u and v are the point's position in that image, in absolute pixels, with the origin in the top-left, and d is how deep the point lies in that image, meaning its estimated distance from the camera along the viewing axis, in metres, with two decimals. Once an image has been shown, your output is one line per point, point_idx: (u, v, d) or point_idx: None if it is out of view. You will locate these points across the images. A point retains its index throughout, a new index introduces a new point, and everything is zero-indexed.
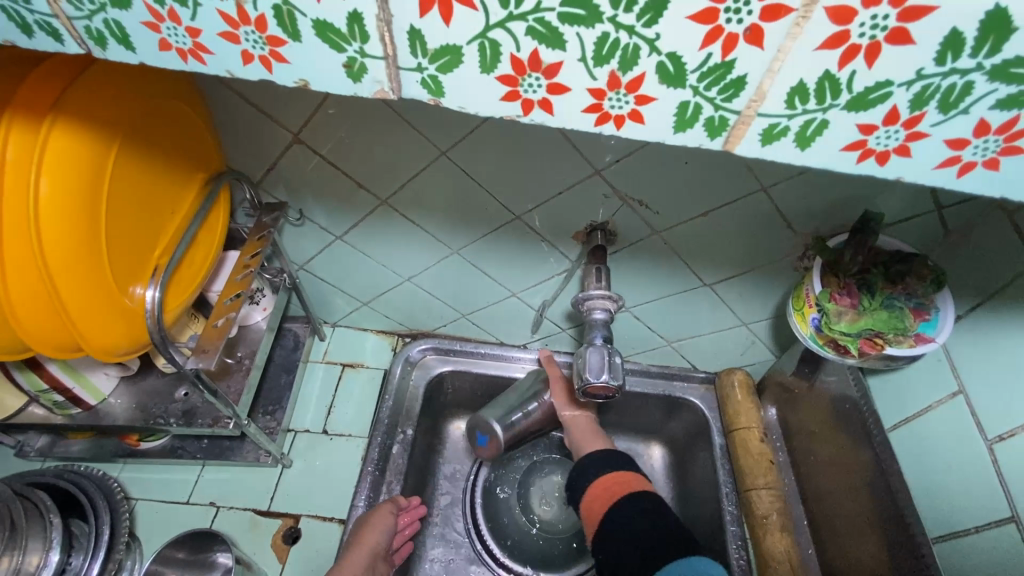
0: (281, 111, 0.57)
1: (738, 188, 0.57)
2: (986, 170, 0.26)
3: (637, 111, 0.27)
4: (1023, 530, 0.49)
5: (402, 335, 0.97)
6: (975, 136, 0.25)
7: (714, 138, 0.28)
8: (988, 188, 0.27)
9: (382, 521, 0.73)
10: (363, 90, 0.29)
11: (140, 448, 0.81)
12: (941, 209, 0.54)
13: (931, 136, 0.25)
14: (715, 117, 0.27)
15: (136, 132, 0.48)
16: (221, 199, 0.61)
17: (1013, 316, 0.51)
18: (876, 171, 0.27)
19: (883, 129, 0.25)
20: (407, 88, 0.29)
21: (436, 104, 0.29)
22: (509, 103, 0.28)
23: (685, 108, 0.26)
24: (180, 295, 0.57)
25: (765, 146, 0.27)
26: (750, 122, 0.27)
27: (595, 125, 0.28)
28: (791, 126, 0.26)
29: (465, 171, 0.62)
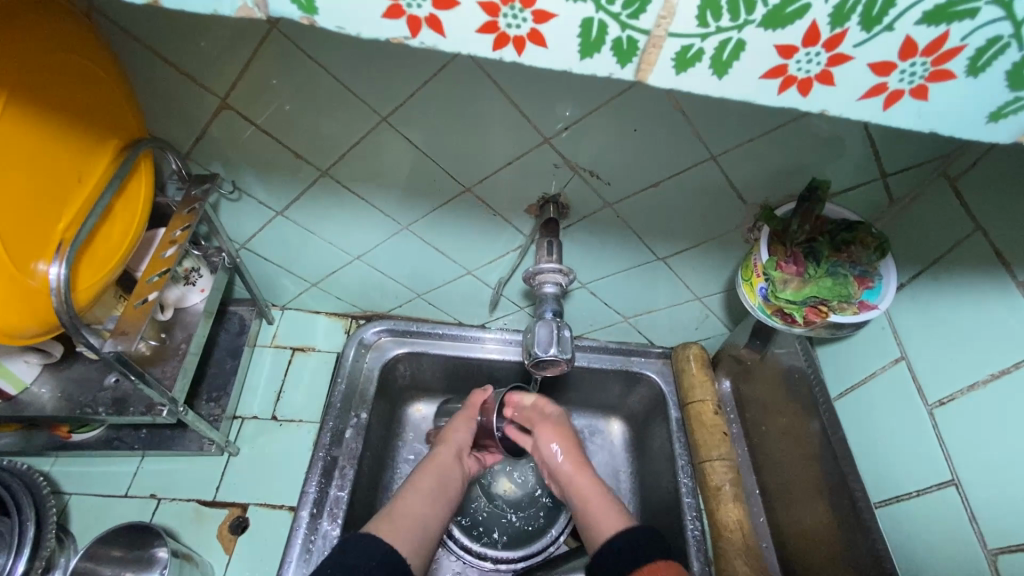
0: (200, 70, 0.52)
1: (688, 156, 0.55)
2: (914, 99, 0.25)
3: (536, 30, 0.25)
4: (961, 492, 0.50)
5: (356, 317, 0.94)
6: (901, 59, 0.24)
7: (624, 66, 0.26)
8: (915, 121, 0.26)
9: (466, 424, 0.79)
10: (223, 4, 0.25)
11: (72, 441, 0.76)
12: (886, 177, 0.54)
13: (855, 59, 0.24)
14: (622, 38, 0.24)
15: (25, 86, 0.43)
16: (140, 167, 0.57)
17: (952, 282, 0.52)
18: (798, 102, 0.26)
19: (803, 52, 0.24)
20: (273, 2, 0.25)
21: (311, 22, 0.25)
22: (394, 22, 0.25)
23: (588, 26, 0.24)
24: (95, 274, 0.53)
25: (679, 74, 0.26)
26: (661, 45, 0.24)
27: (493, 48, 0.26)
28: (705, 49, 0.24)
29: (409, 139, 0.58)
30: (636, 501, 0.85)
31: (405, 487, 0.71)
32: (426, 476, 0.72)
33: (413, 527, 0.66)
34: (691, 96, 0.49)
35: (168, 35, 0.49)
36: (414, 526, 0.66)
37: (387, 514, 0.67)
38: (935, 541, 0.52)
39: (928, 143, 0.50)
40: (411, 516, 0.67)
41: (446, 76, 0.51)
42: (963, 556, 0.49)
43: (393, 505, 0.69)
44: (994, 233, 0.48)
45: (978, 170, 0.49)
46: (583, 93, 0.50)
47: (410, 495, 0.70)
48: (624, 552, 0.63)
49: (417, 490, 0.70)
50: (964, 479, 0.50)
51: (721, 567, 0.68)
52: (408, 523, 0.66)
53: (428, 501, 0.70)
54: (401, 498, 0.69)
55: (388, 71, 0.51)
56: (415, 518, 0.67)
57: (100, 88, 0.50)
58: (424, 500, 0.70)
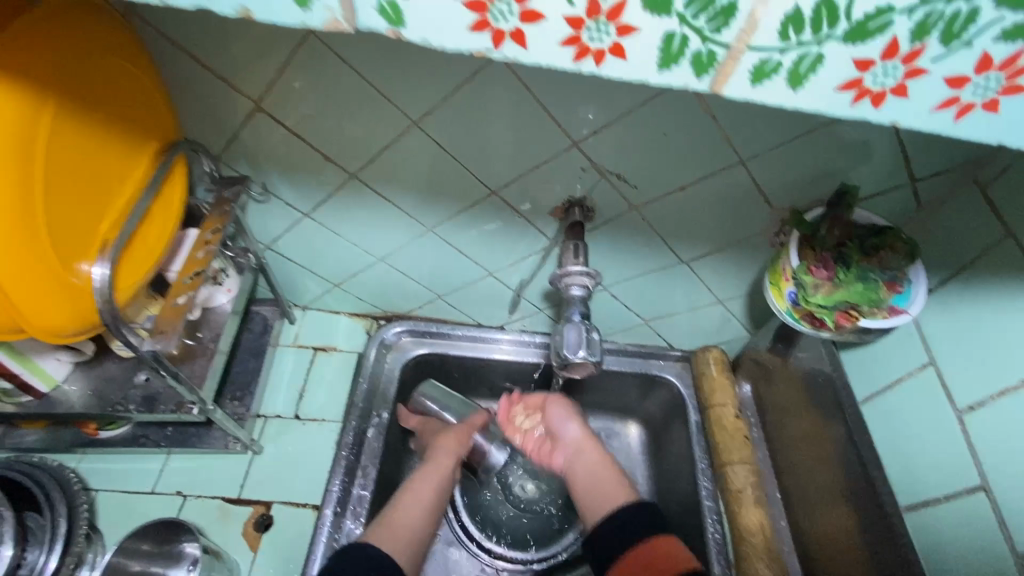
0: (242, 75, 0.53)
1: (716, 160, 0.56)
2: (985, 112, 0.25)
3: (619, 43, 0.25)
4: (991, 498, 0.50)
5: (376, 318, 0.95)
6: (976, 73, 0.24)
7: (701, 78, 0.26)
8: (983, 133, 0.26)
9: (463, 436, 0.79)
10: (312, 18, 0.26)
11: (100, 437, 0.78)
12: (915, 182, 0.55)
13: (931, 73, 0.24)
14: (702, 52, 0.25)
15: (75, 91, 0.44)
16: (176, 170, 0.58)
17: (982, 288, 0.52)
18: (870, 113, 0.26)
19: (880, 65, 0.24)
20: (362, 16, 0.25)
21: (397, 35, 0.26)
22: (479, 34, 0.26)
23: (670, 40, 0.25)
24: (133, 274, 0.54)
25: (755, 86, 0.26)
26: (740, 58, 0.25)
27: (573, 60, 0.26)
28: (783, 62, 0.25)
29: (439, 143, 0.59)
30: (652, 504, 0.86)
31: (405, 494, 0.70)
32: (423, 487, 0.72)
33: (408, 538, 0.66)
34: (722, 101, 0.50)
35: (213, 42, 0.50)
36: (408, 535, 0.66)
37: (386, 521, 0.67)
38: (964, 547, 0.52)
39: (959, 149, 0.50)
40: (409, 528, 0.67)
41: (480, 82, 0.51)
42: (992, 562, 0.49)
43: (389, 511, 0.69)
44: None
45: (1009, 176, 0.49)
46: (613, 98, 0.51)
47: (405, 503, 0.69)
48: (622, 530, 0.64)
49: (413, 499, 0.70)
50: (995, 485, 0.50)
51: (743, 570, 0.68)
52: (402, 533, 0.66)
53: (424, 511, 0.70)
54: (398, 505, 0.69)
55: (423, 76, 0.52)
56: (411, 530, 0.67)
57: (139, 92, 0.51)
58: (423, 514, 0.70)
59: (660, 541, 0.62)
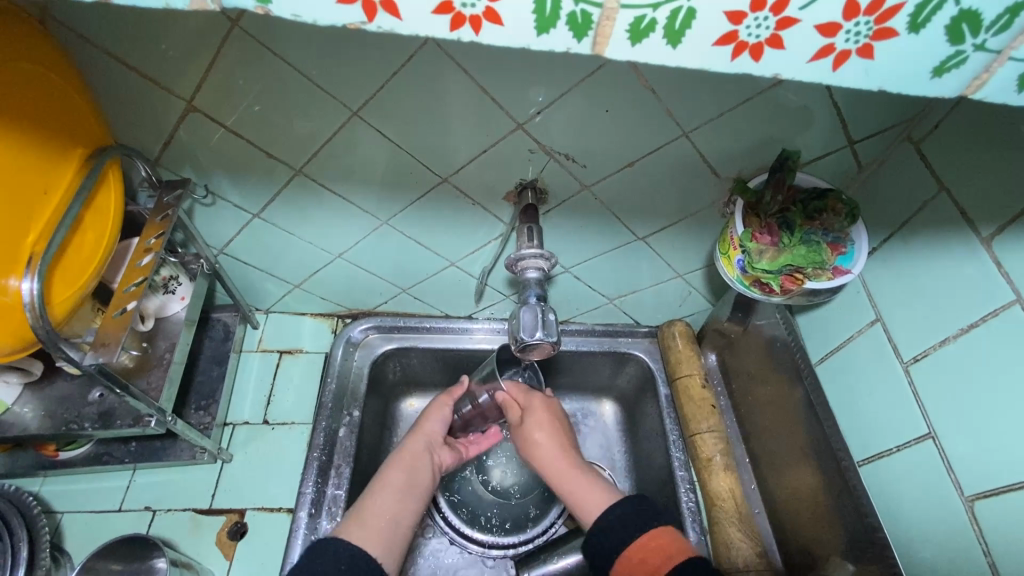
0: (167, 74, 0.51)
1: (661, 134, 0.56)
2: (861, 57, 0.26)
3: (491, 8, 0.25)
4: (938, 445, 0.52)
5: (342, 317, 0.94)
6: (846, 19, 0.24)
7: (581, 40, 0.26)
8: (863, 79, 0.27)
9: (438, 411, 0.76)
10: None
11: (61, 458, 0.75)
12: (855, 143, 0.55)
13: (803, 21, 0.25)
14: (575, 12, 0.24)
15: None
16: (108, 174, 0.56)
17: (920, 244, 0.53)
18: (753, 68, 0.27)
19: (752, 17, 0.24)
20: None
21: (265, 11, 0.25)
22: (349, 7, 0.25)
23: (542, 2, 0.24)
24: (69, 287, 0.52)
25: (635, 45, 0.26)
26: (615, 17, 0.25)
27: (450, 29, 0.26)
28: (658, 19, 0.25)
29: (383, 133, 0.58)
30: (630, 479, 0.87)
31: (376, 484, 0.67)
32: (394, 471, 0.69)
33: (382, 528, 0.63)
34: (660, 74, 0.50)
35: (134, 40, 0.48)
36: (384, 526, 0.64)
37: (357, 515, 0.64)
38: (918, 494, 0.54)
39: (892, 108, 0.51)
40: (384, 514, 0.64)
41: (416, 66, 0.50)
42: (944, 505, 0.51)
43: (363, 504, 0.66)
44: (958, 192, 0.49)
45: (941, 132, 0.51)
46: (554, 76, 0.50)
47: (381, 490, 0.66)
48: (625, 522, 0.60)
49: (384, 488, 0.67)
50: (940, 432, 0.51)
51: (717, 535, 0.70)
52: (379, 518, 0.64)
53: (396, 497, 0.66)
54: (369, 494, 0.66)
55: (358, 64, 0.50)
56: (390, 517, 0.65)
57: (62, 97, 0.48)
58: (398, 500, 0.67)
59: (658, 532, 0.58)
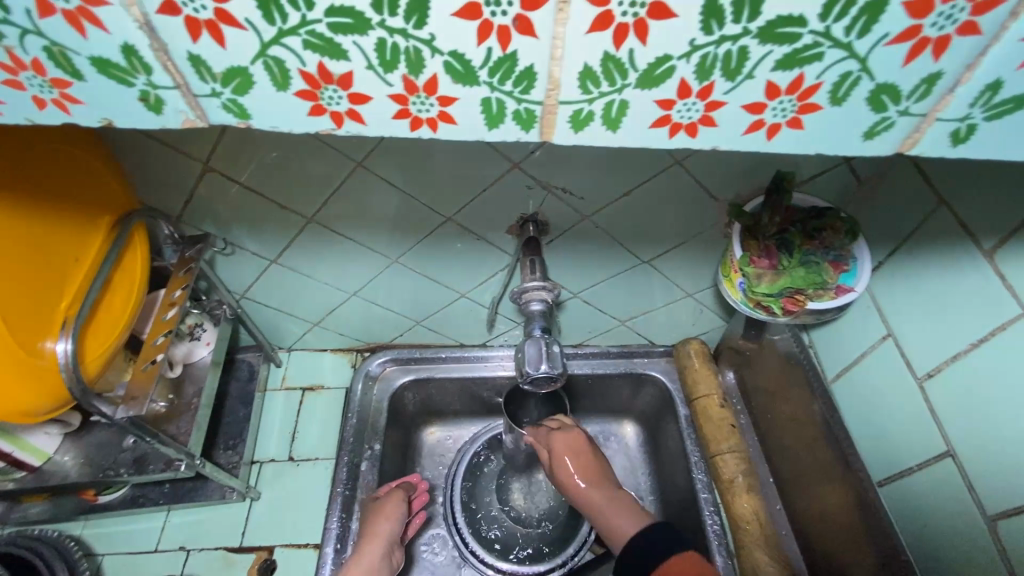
0: (182, 141, 0.55)
1: (654, 164, 0.57)
2: (791, 129, 0.27)
3: (444, 111, 0.27)
4: (958, 463, 0.50)
5: (360, 351, 0.96)
6: (769, 99, 0.26)
7: (529, 131, 0.28)
8: (799, 146, 0.28)
9: (394, 511, 0.73)
10: (169, 120, 0.28)
11: (100, 502, 0.78)
12: (850, 160, 0.55)
13: (729, 103, 0.26)
14: (521, 110, 0.27)
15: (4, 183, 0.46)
16: (136, 236, 0.60)
17: (923, 257, 0.53)
18: (690, 142, 0.28)
19: (681, 102, 0.26)
20: (212, 113, 0.28)
21: (248, 125, 0.28)
22: (319, 117, 0.28)
23: (488, 103, 0.27)
24: (100, 344, 0.56)
25: (579, 131, 0.28)
26: (556, 111, 0.27)
27: (411, 129, 0.28)
28: (595, 110, 0.27)
29: (386, 179, 0.61)
30: (656, 502, 0.86)
31: None
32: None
33: None
34: None
35: None
36: None
37: None
38: (942, 512, 0.53)
39: None
40: None
41: None
42: (970, 526, 0.50)
43: None
44: (956, 204, 0.49)
45: None
46: None
47: None
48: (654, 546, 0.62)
49: None
50: (959, 449, 0.50)
51: (743, 559, 0.69)
52: None
53: None
54: None
55: None
56: None
57: (90, 173, 0.53)
58: None
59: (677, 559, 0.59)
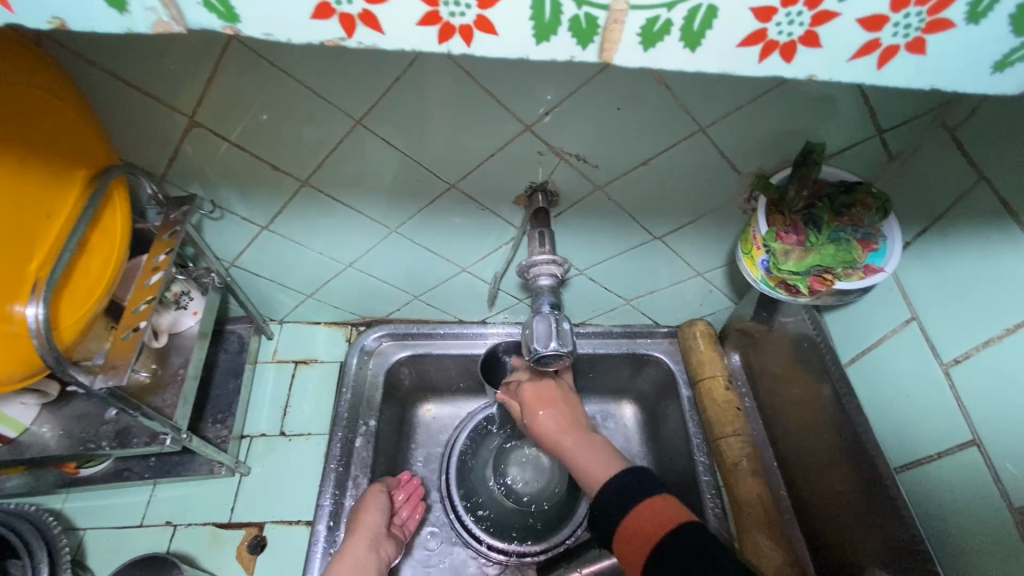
0: (164, 87, 0.50)
1: (676, 130, 0.53)
2: (911, 53, 0.24)
3: (483, 16, 0.24)
4: (984, 452, 0.49)
5: (356, 325, 0.93)
6: (893, 11, 0.23)
7: (586, 47, 0.25)
8: (913, 78, 0.25)
9: (376, 502, 0.72)
10: (136, 22, 0.24)
11: (82, 475, 0.75)
12: (884, 133, 0.52)
13: (843, 15, 0.23)
14: (579, 16, 0.23)
15: None
16: (114, 193, 0.55)
17: (957, 238, 0.50)
18: (785, 69, 0.25)
19: (783, 13, 0.23)
20: (190, 14, 0.24)
21: (233, 31, 0.24)
22: (327, 22, 0.24)
23: (540, 6, 0.23)
24: (76, 309, 0.52)
25: (648, 49, 0.25)
26: (624, 20, 0.23)
27: (439, 41, 0.25)
28: (673, 19, 0.23)
29: (387, 139, 0.56)
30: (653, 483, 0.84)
31: None
32: None
33: None
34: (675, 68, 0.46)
35: (137, 59, 0.47)
36: None
37: None
38: (963, 503, 0.51)
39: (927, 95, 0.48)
40: None
41: (419, 69, 0.48)
42: (992, 518, 0.48)
43: None
44: (998, 181, 0.46)
45: (979, 118, 0.47)
46: (565, 74, 0.47)
47: None
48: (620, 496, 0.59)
49: None
50: (985, 439, 0.48)
51: (744, 543, 0.67)
52: None
53: None
54: None
55: (357, 71, 0.48)
56: None
57: (64, 118, 0.48)
58: None
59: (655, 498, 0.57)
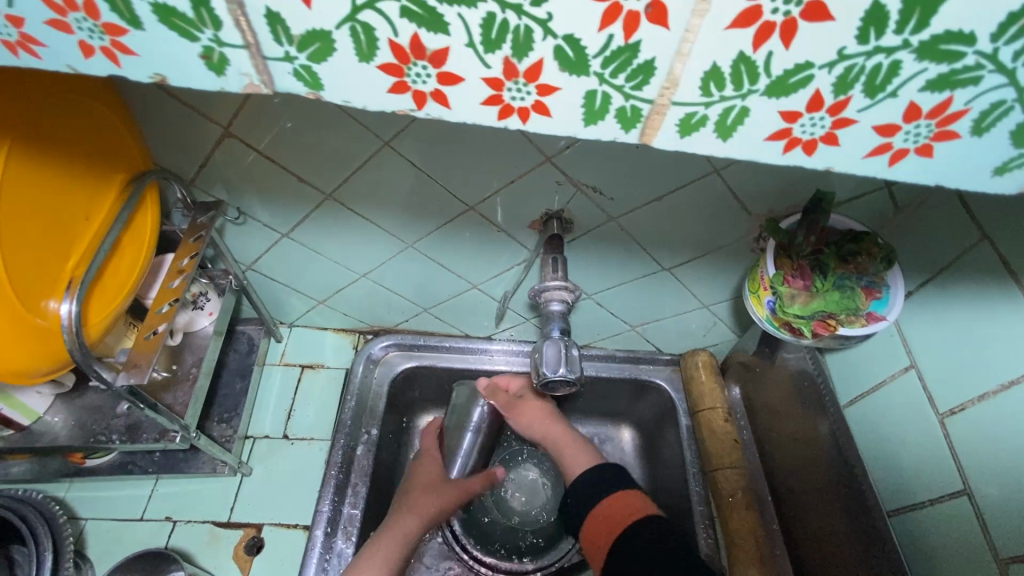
0: (206, 104, 0.52)
1: (691, 170, 0.55)
2: (919, 156, 0.26)
3: (541, 101, 0.26)
4: (974, 503, 0.50)
5: (363, 333, 0.94)
6: (906, 121, 0.25)
7: (628, 131, 0.27)
8: (922, 176, 0.27)
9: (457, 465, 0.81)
10: (231, 83, 0.27)
11: (87, 466, 0.76)
12: (890, 186, 0.54)
13: (860, 122, 0.25)
14: (625, 107, 0.26)
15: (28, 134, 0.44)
16: (147, 199, 0.57)
17: (959, 293, 0.52)
18: (804, 161, 0.27)
19: (807, 116, 0.25)
20: (279, 80, 0.26)
21: (316, 97, 0.27)
22: (400, 96, 0.26)
23: (592, 97, 0.25)
24: (105, 307, 0.54)
25: (684, 137, 0.27)
26: (665, 112, 0.26)
27: (498, 118, 0.27)
28: (709, 115, 0.26)
29: (411, 161, 0.58)
30: None
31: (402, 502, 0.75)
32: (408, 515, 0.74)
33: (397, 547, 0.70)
34: None
35: None
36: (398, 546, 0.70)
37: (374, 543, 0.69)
38: (954, 552, 0.52)
39: None
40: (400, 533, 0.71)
41: None
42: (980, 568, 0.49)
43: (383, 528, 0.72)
44: (999, 241, 0.48)
45: None
46: None
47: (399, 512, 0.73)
48: (598, 483, 0.69)
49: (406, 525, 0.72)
50: (976, 490, 0.50)
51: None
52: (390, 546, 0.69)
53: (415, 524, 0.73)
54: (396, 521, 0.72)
55: None
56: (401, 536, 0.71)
57: (105, 129, 0.51)
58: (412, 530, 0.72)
59: (620, 495, 0.66)
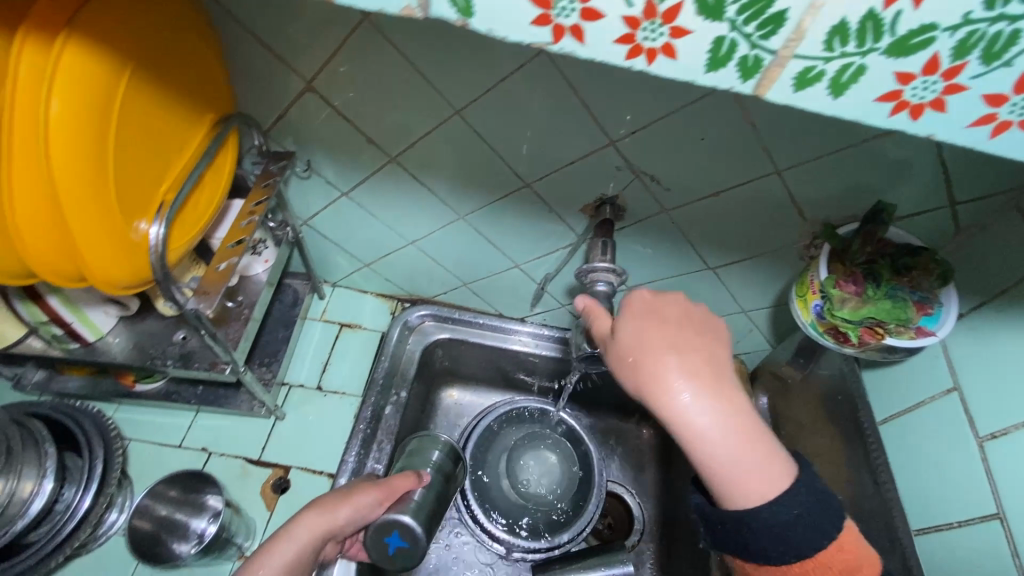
0: (294, 54, 0.55)
1: (752, 168, 0.56)
2: (1020, 129, 0.27)
3: (671, 44, 0.27)
4: (1006, 527, 0.50)
5: (402, 300, 0.98)
6: (1015, 93, 0.26)
7: (745, 82, 0.28)
8: (1016, 148, 0.28)
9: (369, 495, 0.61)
10: (390, 4, 0.28)
11: (136, 390, 0.81)
12: (955, 206, 0.53)
13: (970, 89, 0.26)
14: (749, 56, 0.27)
15: (149, 58, 0.48)
16: (228, 141, 0.61)
17: (1014, 319, 0.51)
18: (908, 125, 0.28)
19: (920, 79, 0.26)
20: (434, 4, 0.28)
21: (465, 24, 0.29)
22: (541, 28, 0.28)
23: (720, 43, 0.27)
24: (185, 235, 0.58)
25: (797, 91, 0.28)
26: (785, 65, 0.27)
27: (627, 57, 0.29)
28: (827, 70, 0.27)
29: (478, 131, 0.60)
30: (657, 508, 0.87)
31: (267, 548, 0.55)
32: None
33: None
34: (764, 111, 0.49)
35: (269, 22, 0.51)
36: None
37: None
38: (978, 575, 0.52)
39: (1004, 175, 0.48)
40: None
41: (521, 75, 0.52)
42: None
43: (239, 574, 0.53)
44: None
45: None
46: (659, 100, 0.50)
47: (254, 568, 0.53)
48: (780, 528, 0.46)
49: None
50: (1009, 514, 0.50)
51: None
52: None
53: None
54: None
55: (469, 66, 0.52)
56: None
57: (202, 67, 0.54)
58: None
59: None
